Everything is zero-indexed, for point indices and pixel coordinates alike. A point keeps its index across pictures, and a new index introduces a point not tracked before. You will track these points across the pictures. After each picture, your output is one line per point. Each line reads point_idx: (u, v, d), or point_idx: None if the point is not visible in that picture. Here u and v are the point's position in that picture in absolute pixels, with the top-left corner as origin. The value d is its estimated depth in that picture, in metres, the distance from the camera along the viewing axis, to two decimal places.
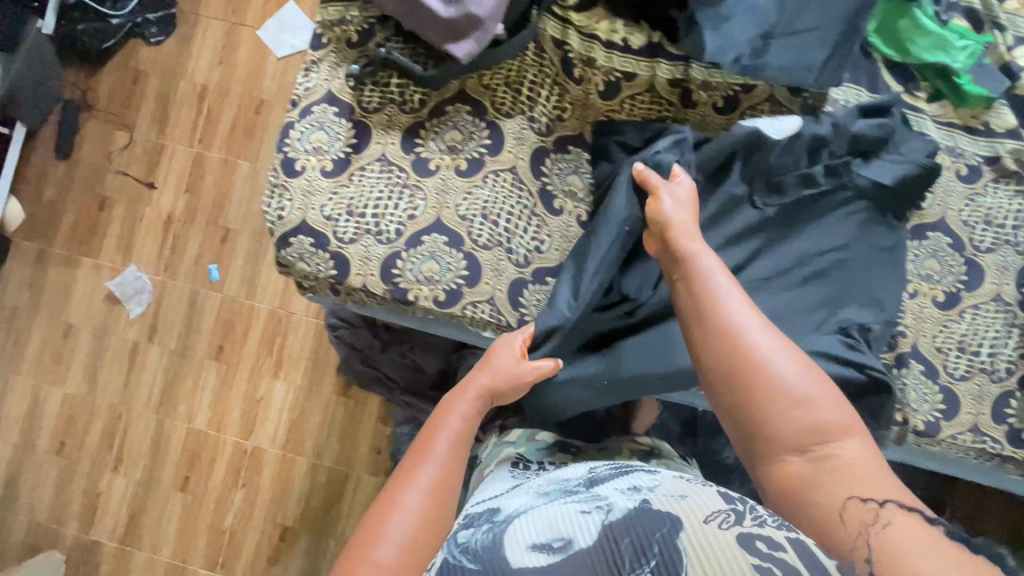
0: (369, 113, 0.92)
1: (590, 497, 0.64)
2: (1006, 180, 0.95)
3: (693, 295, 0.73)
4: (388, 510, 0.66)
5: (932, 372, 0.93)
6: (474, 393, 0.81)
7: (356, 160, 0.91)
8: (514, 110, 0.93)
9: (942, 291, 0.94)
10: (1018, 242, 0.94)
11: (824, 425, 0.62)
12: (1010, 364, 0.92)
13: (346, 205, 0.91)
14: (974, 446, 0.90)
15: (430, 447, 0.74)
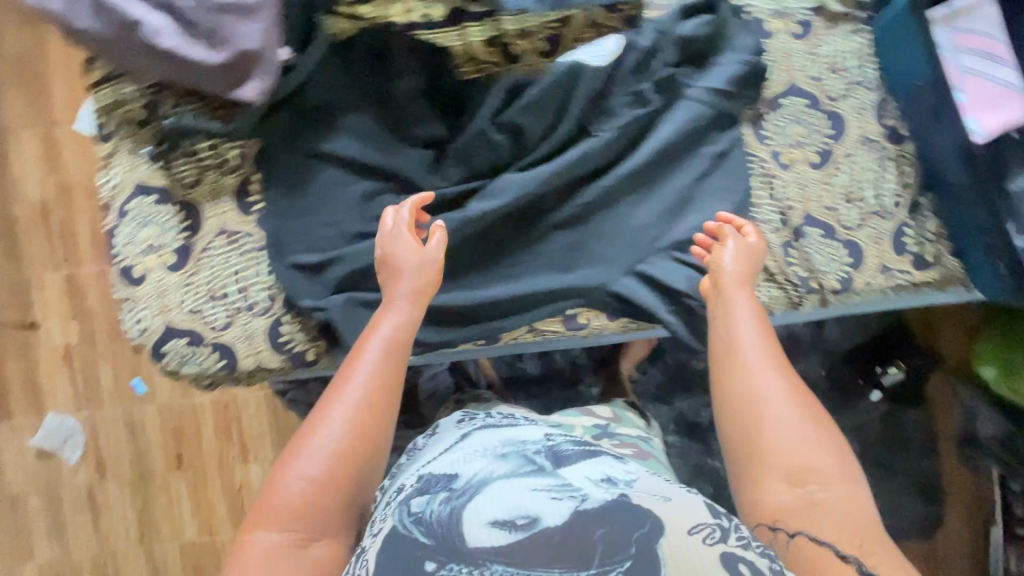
0: (191, 188, 0.84)
1: (557, 480, 0.57)
2: (837, 23, 0.93)
3: (725, 332, 0.72)
4: (308, 448, 0.64)
5: (829, 232, 0.88)
6: (385, 331, 0.72)
7: (198, 242, 0.84)
8: (343, 118, 0.84)
9: (815, 147, 0.90)
10: (866, 79, 0.91)
11: (820, 470, 0.62)
12: (895, 197, 0.89)
13: (206, 291, 0.83)
14: (888, 285, 0.87)
15: (346, 387, 0.67)
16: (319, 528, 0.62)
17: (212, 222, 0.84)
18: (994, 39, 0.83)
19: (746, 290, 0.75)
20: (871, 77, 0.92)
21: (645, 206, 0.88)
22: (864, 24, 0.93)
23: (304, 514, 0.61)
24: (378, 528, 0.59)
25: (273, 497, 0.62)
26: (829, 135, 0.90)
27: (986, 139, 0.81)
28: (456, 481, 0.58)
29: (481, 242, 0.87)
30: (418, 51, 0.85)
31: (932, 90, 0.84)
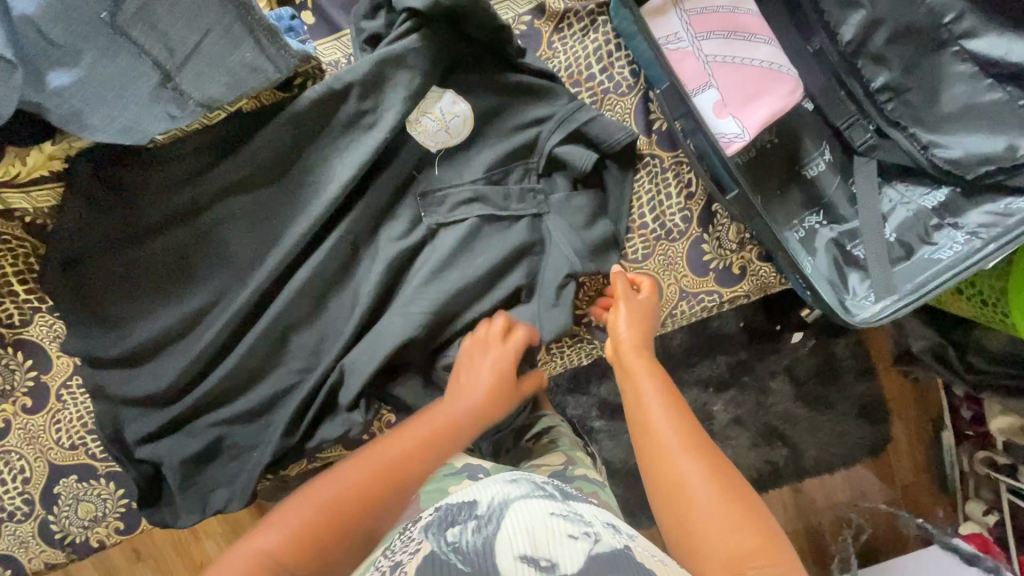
0: (21, 330, 0.77)
1: (567, 510, 0.52)
2: (566, 25, 0.79)
3: (635, 407, 0.69)
4: (298, 497, 0.63)
5: (667, 239, 0.82)
6: (472, 398, 0.72)
7: (51, 379, 0.78)
8: (162, 239, 0.76)
9: (655, 145, 0.80)
10: (616, 84, 0.79)
11: (747, 547, 0.54)
12: (682, 213, 0.81)
13: (79, 427, 0.80)
14: (693, 312, 0.84)
15: (390, 445, 0.66)
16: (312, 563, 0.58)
17: (64, 358, 0.78)
18: (732, 12, 0.72)
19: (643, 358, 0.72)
20: (623, 78, 0.79)
21: None
22: (600, 16, 0.79)
23: (263, 555, 0.56)
24: (414, 545, 0.49)
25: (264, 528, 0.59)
26: (669, 125, 0.80)
27: (749, 141, 0.72)
28: (478, 507, 0.51)
29: (318, 312, 0.79)
30: (183, 153, 0.74)
31: (672, 94, 0.71)
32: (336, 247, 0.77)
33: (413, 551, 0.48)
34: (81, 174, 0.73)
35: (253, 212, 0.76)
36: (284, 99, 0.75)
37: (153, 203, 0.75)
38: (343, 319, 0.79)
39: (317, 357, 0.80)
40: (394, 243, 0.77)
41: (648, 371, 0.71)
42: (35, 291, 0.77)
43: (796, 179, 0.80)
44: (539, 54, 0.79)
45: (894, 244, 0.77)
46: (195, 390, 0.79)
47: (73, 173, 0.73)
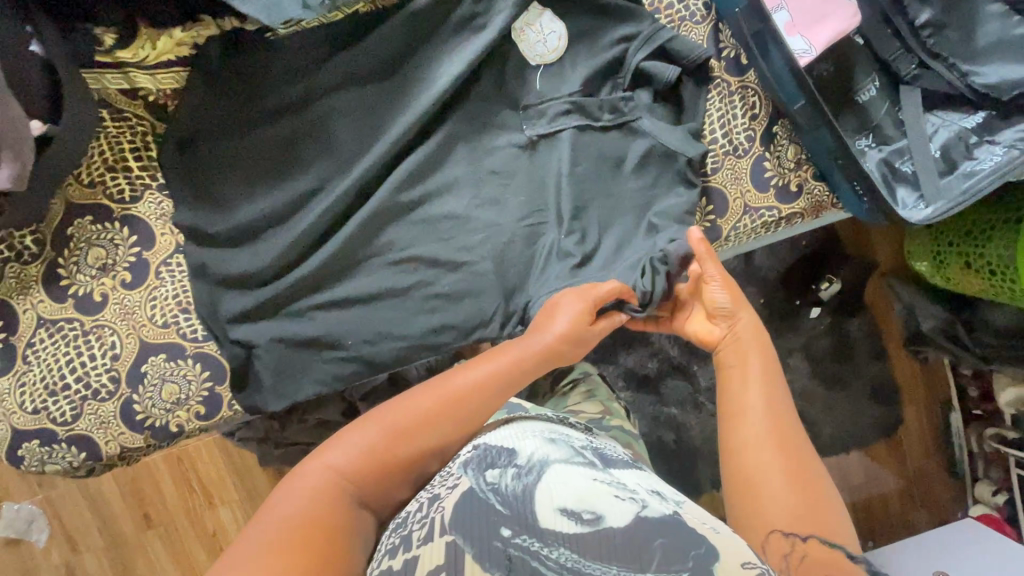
0: (131, 206, 0.81)
1: (612, 475, 0.57)
2: None
3: (731, 378, 0.75)
4: (371, 420, 0.64)
5: (733, 154, 0.90)
6: (535, 346, 0.75)
7: (154, 256, 0.82)
8: (273, 125, 0.81)
9: (724, 70, 0.89)
10: (691, 14, 0.89)
11: (807, 515, 0.61)
12: (748, 132, 0.90)
13: (175, 305, 0.83)
14: (755, 225, 0.91)
15: (452, 380, 0.69)
16: (375, 489, 0.60)
17: (168, 235, 0.82)
18: None
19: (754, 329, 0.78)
20: (696, 10, 0.89)
21: (581, 158, 0.86)
22: None
23: (363, 455, 0.60)
24: (455, 481, 0.55)
25: (365, 425, 0.63)
26: (737, 53, 0.89)
27: (815, 57, 0.82)
28: (519, 457, 0.56)
29: (415, 205, 0.85)
30: (304, 47, 0.80)
31: (751, 12, 0.81)
32: (438, 142, 0.84)
33: (451, 487, 0.54)
34: (207, 59, 0.79)
35: (364, 106, 0.82)
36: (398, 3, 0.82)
37: (271, 91, 0.80)
38: (438, 213, 0.85)
39: (412, 246, 0.85)
40: (491, 145, 0.85)
41: (756, 351, 0.76)
42: (148, 168, 0.81)
43: (851, 104, 0.89)
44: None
45: (939, 160, 0.86)
46: (293, 273, 0.83)
47: (199, 57, 0.79)
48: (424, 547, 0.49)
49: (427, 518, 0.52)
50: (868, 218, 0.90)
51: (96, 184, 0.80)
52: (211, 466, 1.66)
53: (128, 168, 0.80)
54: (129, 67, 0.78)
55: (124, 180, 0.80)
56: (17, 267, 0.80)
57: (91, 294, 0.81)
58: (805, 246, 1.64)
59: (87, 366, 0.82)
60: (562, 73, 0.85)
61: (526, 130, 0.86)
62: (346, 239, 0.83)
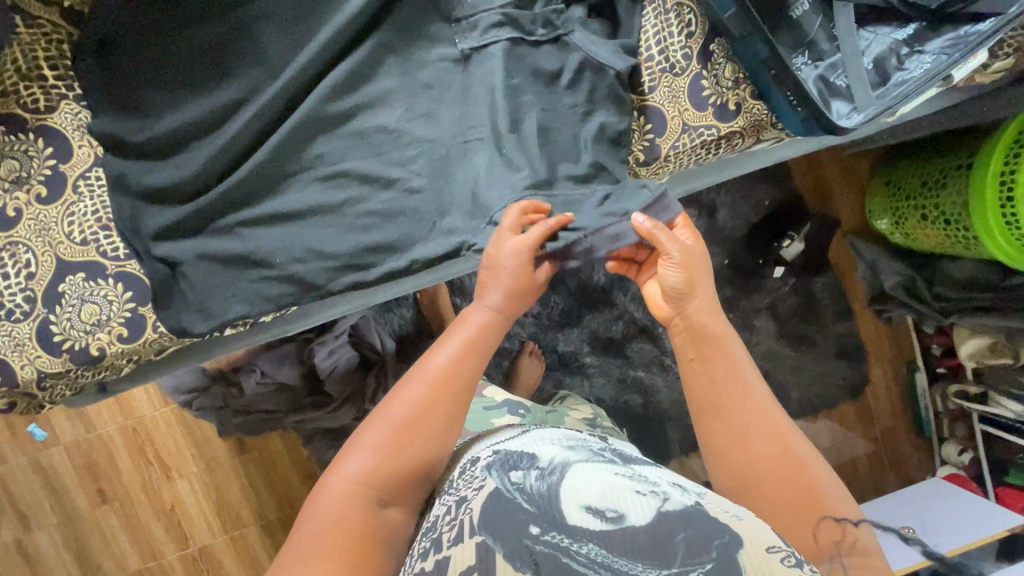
0: (45, 116, 0.78)
1: (633, 471, 0.61)
2: None
3: (696, 365, 0.71)
4: (371, 425, 0.66)
5: (671, 72, 0.89)
6: (491, 304, 0.76)
7: (71, 170, 0.79)
8: (197, 31, 0.79)
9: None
10: None
11: (794, 463, 0.64)
12: (684, 49, 0.89)
13: (94, 221, 0.80)
14: (695, 144, 0.91)
15: (430, 364, 0.70)
16: (400, 487, 0.65)
17: (86, 148, 0.79)
18: None
19: (716, 314, 0.74)
20: None
21: (515, 72, 0.85)
22: None
23: (378, 459, 0.64)
24: (479, 483, 0.61)
25: (371, 427, 0.66)
26: None
27: None
28: (540, 460, 0.62)
29: (344, 117, 0.83)
30: None
31: None
32: (367, 54, 0.82)
33: (478, 488, 0.60)
34: None
35: (289, 13, 0.80)
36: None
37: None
38: (370, 127, 0.83)
39: (344, 162, 0.83)
40: (423, 59, 0.84)
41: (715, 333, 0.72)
42: (64, 77, 0.78)
43: (785, 20, 0.89)
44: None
45: (872, 72, 0.86)
46: (217, 187, 0.81)
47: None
48: (453, 548, 0.55)
49: (457, 520, 0.58)
50: (807, 135, 0.90)
51: (8, 92, 0.77)
52: (169, 439, 1.59)
53: (41, 76, 0.77)
54: None
55: (37, 89, 0.77)
56: None
57: (4, 211, 0.78)
58: (767, 204, 1.65)
59: (0, 285, 0.79)
60: None
61: (459, 44, 0.84)
62: (274, 152, 0.81)
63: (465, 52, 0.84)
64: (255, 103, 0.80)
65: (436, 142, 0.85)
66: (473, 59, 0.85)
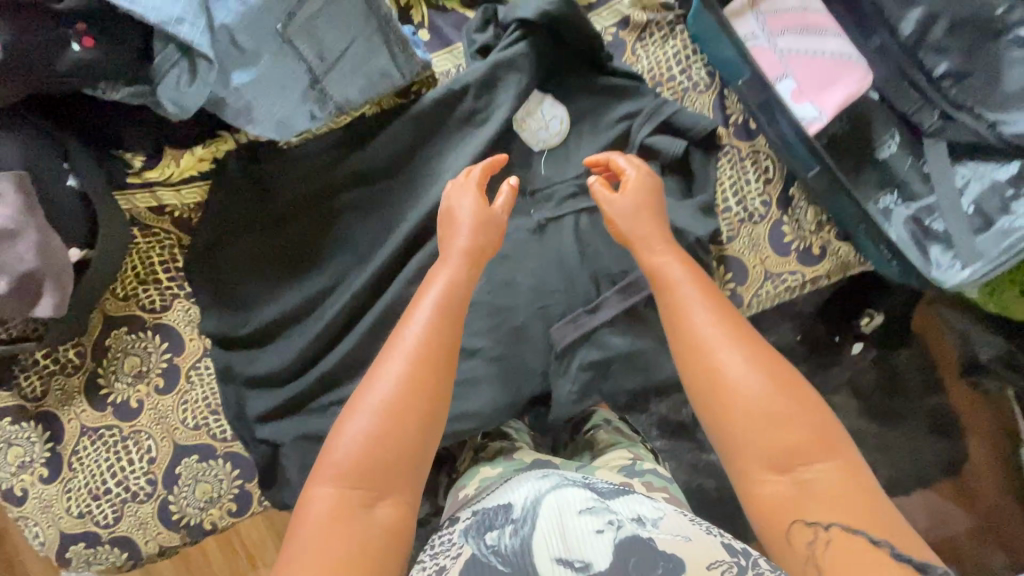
0: (162, 314, 0.85)
1: (595, 500, 0.51)
2: (648, 33, 0.86)
3: (668, 310, 0.64)
4: (354, 412, 0.58)
5: (749, 221, 0.87)
6: (457, 260, 0.68)
7: (184, 362, 0.85)
8: (289, 226, 0.84)
9: (733, 136, 0.87)
10: (695, 83, 0.86)
11: (793, 415, 0.55)
12: (762, 197, 0.87)
13: (206, 406, 0.85)
14: (779, 290, 0.88)
15: (402, 340, 0.62)
16: (386, 481, 0.56)
17: (196, 341, 0.85)
18: (808, 12, 0.79)
19: (664, 250, 0.68)
20: (701, 77, 0.87)
21: (592, 239, 0.86)
22: (678, 25, 0.86)
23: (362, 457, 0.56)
24: (456, 550, 0.50)
25: (345, 427, 0.58)
26: (745, 118, 0.87)
27: (827, 123, 0.78)
28: (514, 509, 0.51)
29: None
30: (313, 151, 0.83)
31: (755, 88, 0.79)
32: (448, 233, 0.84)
33: (454, 557, 0.49)
34: (226, 171, 0.83)
35: (374, 205, 0.84)
36: (399, 103, 0.84)
37: (284, 196, 0.83)
38: None
39: None
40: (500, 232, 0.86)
41: (698, 282, 0.65)
42: (177, 279, 0.85)
43: (868, 164, 0.86)
44: (624, 59, 0.86)
45: (973, 216, 0.81)
46: (314, 369, 0.85)
47: (220, 169, 0.83)
48: None
49: None
50: (902, 279, 0.86)
51: (130, 296, 0.84)
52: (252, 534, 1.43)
53: (157, 280, 0.85)
54: (156, 186, 0.83)
55: (153, 291, 0.85)
56: (62, 378, 0.84)
57: (127, 404, 0.85)
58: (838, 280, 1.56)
59: (126, 470, 0.85)
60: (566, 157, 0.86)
61: (534, 214, 0.86)
62: (363, 333, 0.84)
63: (539, 221, 0.85)
64: (347, 289, 0.84)
65: (518, 308, 0.86)
66: (548, 227, 0.86)
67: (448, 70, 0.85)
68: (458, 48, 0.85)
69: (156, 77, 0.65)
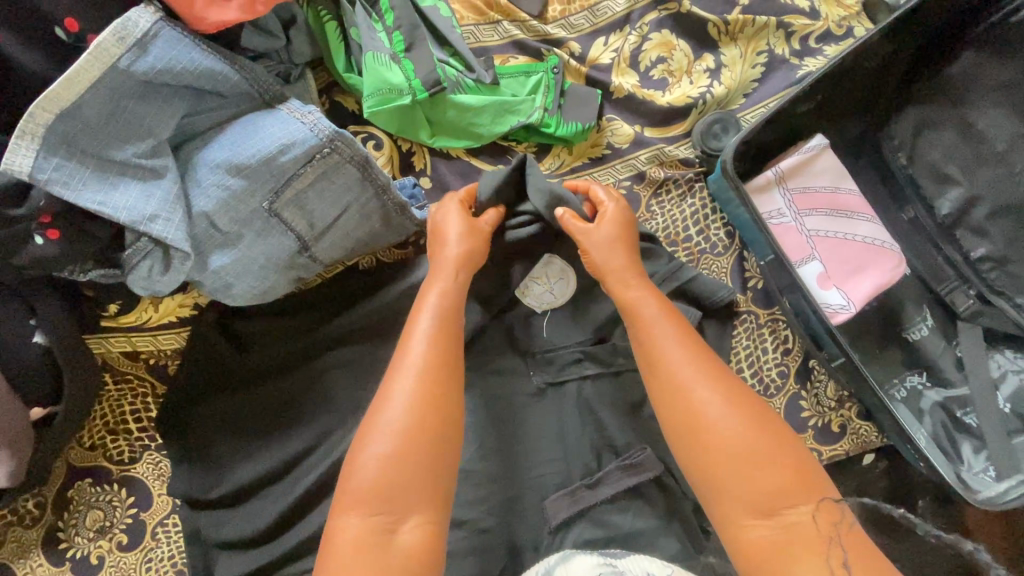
0: (129, 467, 0.80)
1: (604, 560, 0.63)
2: (664, 189, 0.80)
3: (643, 339, 0.63)
4: (371, 442, 0.56)
5: (765, 394, 0.81)
6: (450, 273, 0.67)
7: (151, 517, 0.79)
8: (271, 380, 0.79)
9: (751, 302, 0.81)
10: (712, 245, 0.81)
11: (769, 442, 0.56)
12: (779, 369, 0.81)
13: (170, 566, 0.79)
14: None
15: (406, 358, 0.61)
16: (406, 504, 0.55)
17: (164, 496, 0.80)
18: (837, 193, 0.74)
19: (637, 281, 0.68)
20: (719, 238, 0.81)
21: (594, 407, 0.80)
22: (697, 182, 0.81)
23: (377, 487, 0.54)
24: None
25: (358, 460, 0.56)
26: (765, 284, 0.81)
27: (854, 313, 0.72)
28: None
29: None
30: (304, 305, 0.80)
31: (779, 269, 0.73)
32: None
33: None
34: (205, 319, 0.78)
35: (362, 363, 0.79)
36: (402, 256, 0.82)
37: (268, 350, 0.79)
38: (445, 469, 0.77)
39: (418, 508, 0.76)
40: (496, 396, 0.80)
41: (664, 308, 0.65)
42: (148, 429, 0.80)
43: (895, 342, 0.79)
44: (638, 215, 0.80)
45: (1010, 415, 0.74)
46: (289, 534, 0.77)
47: (200, 318, 0.79)
48: None
49: None
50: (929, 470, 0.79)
51: (97, 446, 0.79)
52: None
53: (128, 429, 0.80)
54: (131, 332, 0.79)
55: (122, 442, 0.80)
56: (19, 530, 0.79)
57: (85, 560, 0.79)
58: None
59: None
60: (571, 319, 0.82)
61: (533, 376, 0.80)
62: None
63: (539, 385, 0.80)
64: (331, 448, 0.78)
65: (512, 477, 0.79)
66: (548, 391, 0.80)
67: None
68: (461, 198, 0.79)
69: (127, 266, 0.61)
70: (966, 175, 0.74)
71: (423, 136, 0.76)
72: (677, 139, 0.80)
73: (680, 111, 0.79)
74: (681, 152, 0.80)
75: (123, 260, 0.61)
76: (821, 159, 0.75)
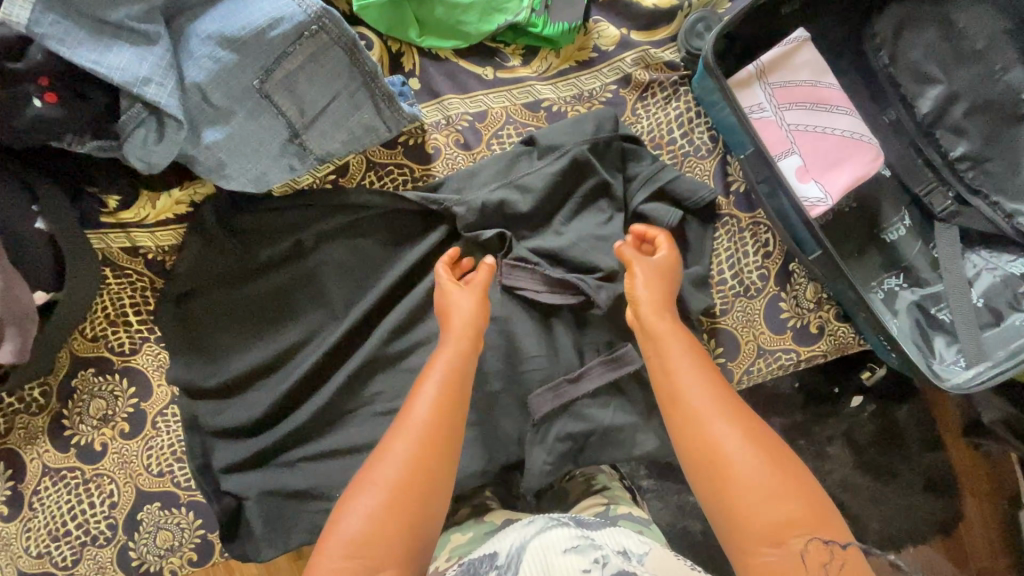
0: (130, 358, 0.83)
1: (579, 537, 0.48)
2: (650, 92, 0.82)
3: (663, 372, 0.61)
4: (371, 469, 0.56)
5: (744, 295, 0.83)
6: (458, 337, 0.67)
7: (151, 407, 0.83)
8: (264, 277, 0.81)
9: (733, 206, 0.83)
10: (696, 147, 0.82)
11: (790, 490, 0.50)
12: (760, 271, 0.83)
13: (171, 452, 0.83)
14: (772, 369, 0.83)
15: (409, 417, 0.60)
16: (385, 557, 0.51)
17: (164, 387, 0.83)
18: (817, 88, 0.76)
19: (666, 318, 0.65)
20: (703, 141, 0.83)
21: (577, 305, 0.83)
22: (682, 86, 0.82)
23: (365, 535, 0.52)
24: None
25: (345, 512, 0.54)
26: (747, 187, 0.83)
27: (832, 206, 0.74)
28: (500, 557, 0.49)
29: (406, 352, 0.81)
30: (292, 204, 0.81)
31: (757, 161, 0.75)
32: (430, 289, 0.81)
33: None
34: (200, 214, 0.81)
35: (351, 260, 0.81)
36: (391, 158, 0.82)
37: (261, 247, 0.81)
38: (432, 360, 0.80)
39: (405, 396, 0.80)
40: None
41: (684, 343, 0.63)
42: (148, 322, 0.83)
43: (874, 244, 0.81)
44: (623, 119, 0.82)
45: (982, 309, 0.76)
46: (284, 423, 0.80)
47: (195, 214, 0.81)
48: None
49: None
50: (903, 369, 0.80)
51: (98, 337, 0.83)
52: None
53: (127, 322, 0.83)
54: (130, 227, 0.81)
55: (123, 335, 0.83)
56: (26, 417, 0.83)
57: (89, 447, 0.83)
58: None
59: (86, 513, 0.82)
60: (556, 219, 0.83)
61: None
62: (336, 387, 0.80)
63: None
64: (323, 341, 0.81)
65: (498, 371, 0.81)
66: None
67: (438, 121, 0.81)
68: (450, 97, 0.82)
69: (124, 134, 0.64)
70: (947, 73, 0.76)
71: (413, 34, 0.79)
72: (662, 43, 0.82)
73: (666, 15, 0.82)
74: (666, 54, 0.82)
75: (120, 127, 0.64)
76: (801, 54, 0.76)
